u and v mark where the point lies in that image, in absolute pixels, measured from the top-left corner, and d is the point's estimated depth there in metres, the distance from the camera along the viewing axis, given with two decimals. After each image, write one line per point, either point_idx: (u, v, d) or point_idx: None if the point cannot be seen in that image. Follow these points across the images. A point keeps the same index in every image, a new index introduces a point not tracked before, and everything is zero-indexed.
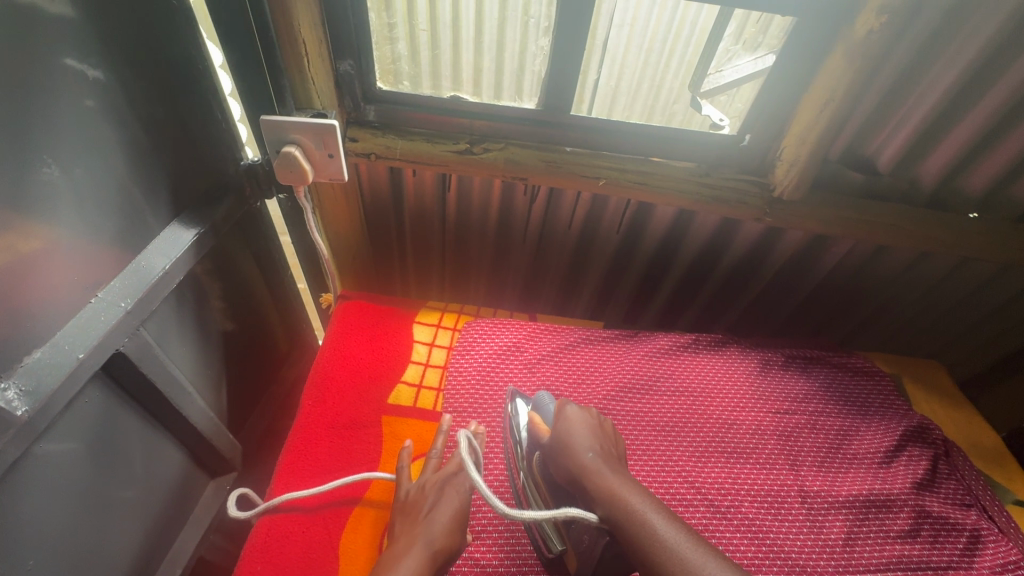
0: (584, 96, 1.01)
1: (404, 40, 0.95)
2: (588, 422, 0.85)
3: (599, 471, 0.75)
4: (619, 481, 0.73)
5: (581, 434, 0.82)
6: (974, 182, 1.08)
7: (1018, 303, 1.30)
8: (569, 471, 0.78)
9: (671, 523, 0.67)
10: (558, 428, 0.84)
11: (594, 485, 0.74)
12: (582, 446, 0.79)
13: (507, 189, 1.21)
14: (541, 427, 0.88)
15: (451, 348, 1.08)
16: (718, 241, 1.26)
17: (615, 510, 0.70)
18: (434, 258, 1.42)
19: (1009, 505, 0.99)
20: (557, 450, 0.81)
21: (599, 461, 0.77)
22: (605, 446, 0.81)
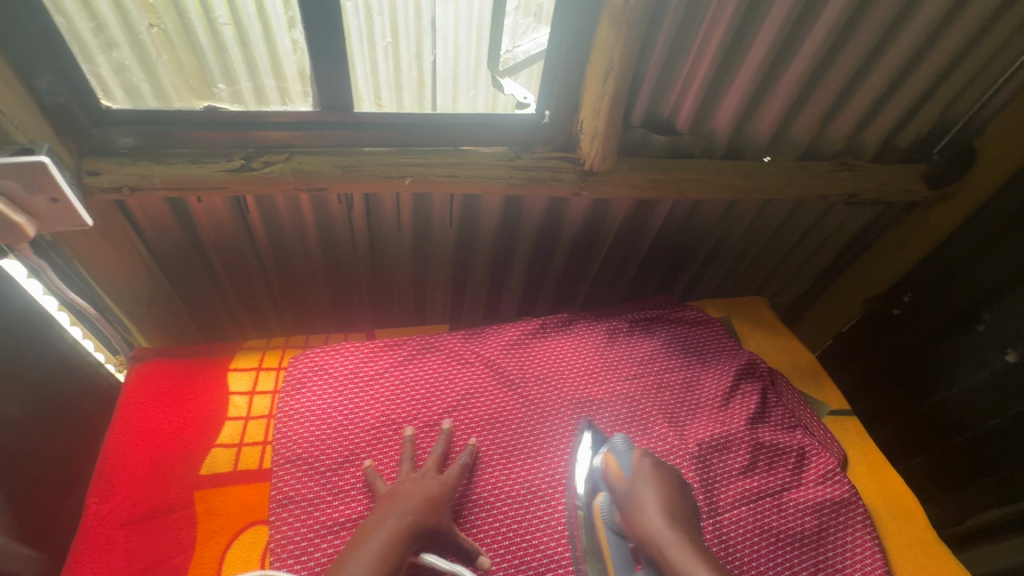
0: (424, 80, 0.92)
1: (120, 46, 0.78)
2: (663, 482, 0.85)
3: (677, 546, 0.77)
4: (702, 565, 0.74)
5: (653, 498, 0.82)
6: (759, 129, 1.17)
7: (819, 225, 1.48)
8: (644, 538, 0.80)
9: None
10: (634, 485, 0.84)
11: (671, 562, 0.75)
12: (659, 513, 0.80)
13: (317, 201, 1.09)
14: (617, 473, 0.88)
15: (277, 391, 0.96)
16: (552, 220, 1.26)
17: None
18: (260, 289, 1.26)
19: (826, 417, 1.10)
20: (632, 511, 0.82)
21: (674, 533, 0.78)
22: (681, 508, 0.82)
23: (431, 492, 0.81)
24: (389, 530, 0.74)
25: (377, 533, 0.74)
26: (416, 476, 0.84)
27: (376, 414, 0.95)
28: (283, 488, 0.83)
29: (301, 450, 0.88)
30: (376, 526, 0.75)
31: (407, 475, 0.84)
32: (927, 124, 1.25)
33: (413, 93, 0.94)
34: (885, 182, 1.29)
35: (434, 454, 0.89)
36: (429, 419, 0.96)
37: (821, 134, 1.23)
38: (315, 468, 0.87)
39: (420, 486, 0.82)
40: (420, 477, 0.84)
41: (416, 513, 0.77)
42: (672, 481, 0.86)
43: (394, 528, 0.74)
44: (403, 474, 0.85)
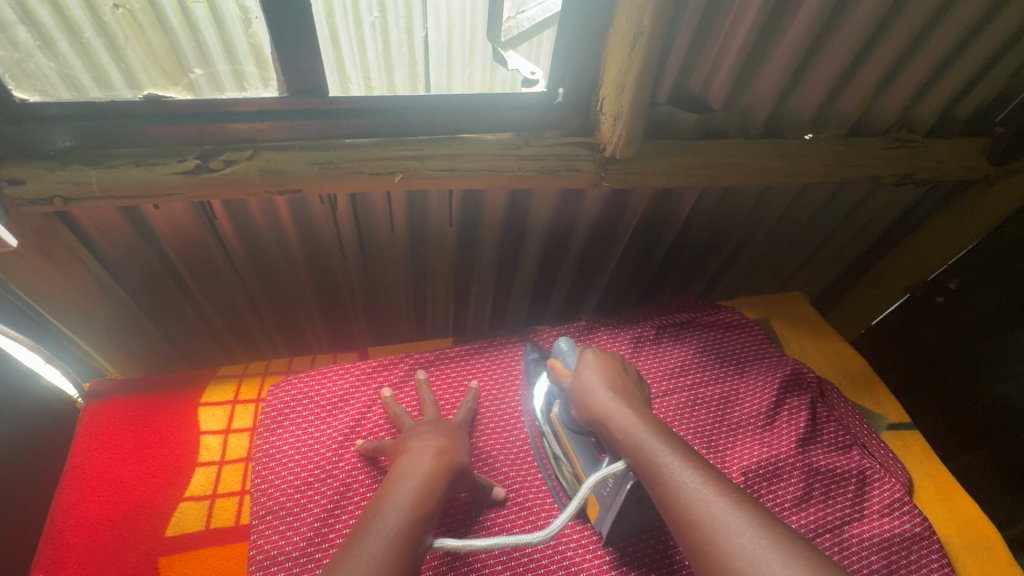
0: (416, 58, 0.84)
1: (46, 14, 0.62)
2: (608, 364, 0.79)
3: (621, 414, 0.70)
4: (647, 428, 0.68)
5: (597, 377, 0.76)
6: (804, 103, 1.01)
7: (860, 207, 1.33)
8: (592, 415, 0.73)
9: (693, 471, 0.61)
10: (577, 373, 0.78)
11: (614, 430, 0.69)
12: (602, 385, 0.75)
13: (297, 203, 0.94)
14: (562, 370, 0.82)
15: (255, 429, 0.83)
16: (565, 214, 1.11)
17: (636, 455, 0.65)
18: (240, 304, 1.12)
19: (885, 434, 0.97)
20: (575, 395, 0.76)
21: (621, 405, 0.72)
22: (624, 383, 0.76)
23: (451, 431, 0.78)
24: (424, 470, 0.67)
25: (415, 468, 0.67)
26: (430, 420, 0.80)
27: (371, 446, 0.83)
28: (263, 548, 0.71)
29: (285, 500, 0.76)
30: (411, 468, 0.67)
31: (413, 423, 0.80)
32: (994, 90, 1.09)
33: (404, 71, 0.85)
34: (943, 159, 1.14)
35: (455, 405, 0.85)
36: None
37: (873, 106, 1.06)
38: (302, 519, 0.74)
39: (433, 429, 0.77)
40: (434, 422, 0.80)
41: (444, 452, 0.71)
42: (613, 364, 0.80)
43: (430, 468, 0.68)
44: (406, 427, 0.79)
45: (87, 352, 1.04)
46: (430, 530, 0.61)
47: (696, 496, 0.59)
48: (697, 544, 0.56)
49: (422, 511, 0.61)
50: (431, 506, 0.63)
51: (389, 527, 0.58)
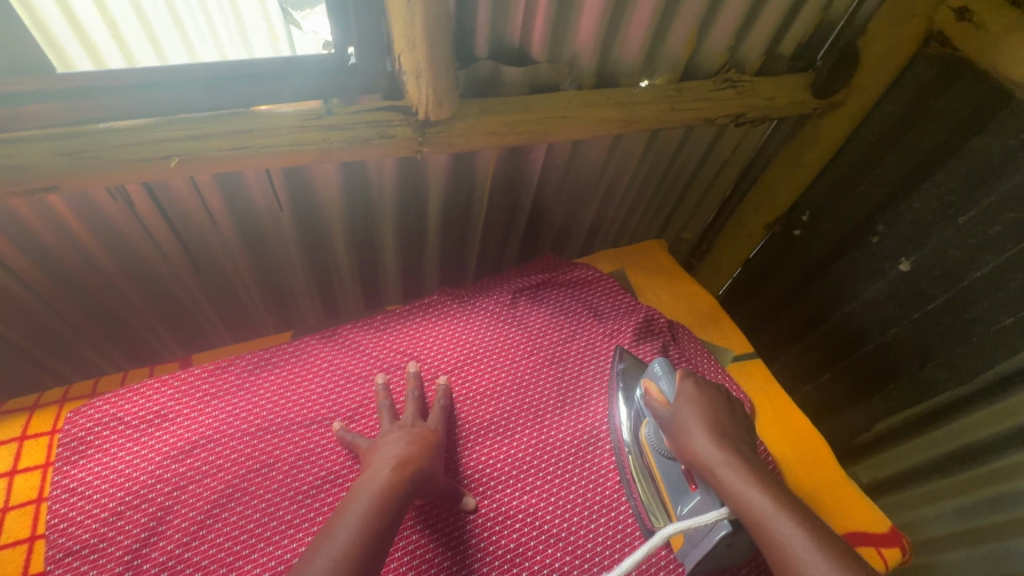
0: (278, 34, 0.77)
1: None
2: (709, 401, 0.73)
3: (732, 470, 0.66)
4: (765, 492, 0.63)
5: (697, 418, 0.71)
6: (628, 51, 1.00)
7: (712, 150, 1.36)
8: (694, 459, 0.69)
9: (819, 555, 0.57)
10: (676, 407, 0.73)
11: (724, 486, 0.65)
12: (707, 429, 0.69)
13: (83, 209, 0.82)
14: (658, 398, 0.77)
15: (49, 465, 0.74)
16: (412, 188, 1.04)
17: (754, 524, 0.62)
18: (52, 329, 0.98)
19: (729, 365, 1.01)
20: (676, 432, 0.72)
21: (730, 457, 0.67)
22: (728, 426, 0.71)
23: (424, 439, 0.76)
24: (382, 482, 0.66)
25: (373, 483, 0.66)
26: (403, 427, 0.78)
27: (194, 462, 0.75)
28: None
29: (87, 537, 0.68)
30: (369, 483, 0.66)
31: (387, 429, 0.77)
32: (809, 26, 1.13)
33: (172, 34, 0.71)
34: (771, 96, 1.17)
35: (411, 401, 0.83)
36: (270, 456, 0.77)
37: (699, 49, 1.07)
38: (111, 558, 0.67)
39: (404, 437, 0.75)
40: (407, 427, 0.77)
41: (405, 462, 0.70)
42: (710, 395, 0.74)
43: (386, 479, 0.66)
44: (387, 426, 0.78)
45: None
46: (386, 547, 0.60)
47: None
48: None
49: (374, 528, 0.60)
50: (385, 521, 0.62)
51: (336, 549, 0.57)
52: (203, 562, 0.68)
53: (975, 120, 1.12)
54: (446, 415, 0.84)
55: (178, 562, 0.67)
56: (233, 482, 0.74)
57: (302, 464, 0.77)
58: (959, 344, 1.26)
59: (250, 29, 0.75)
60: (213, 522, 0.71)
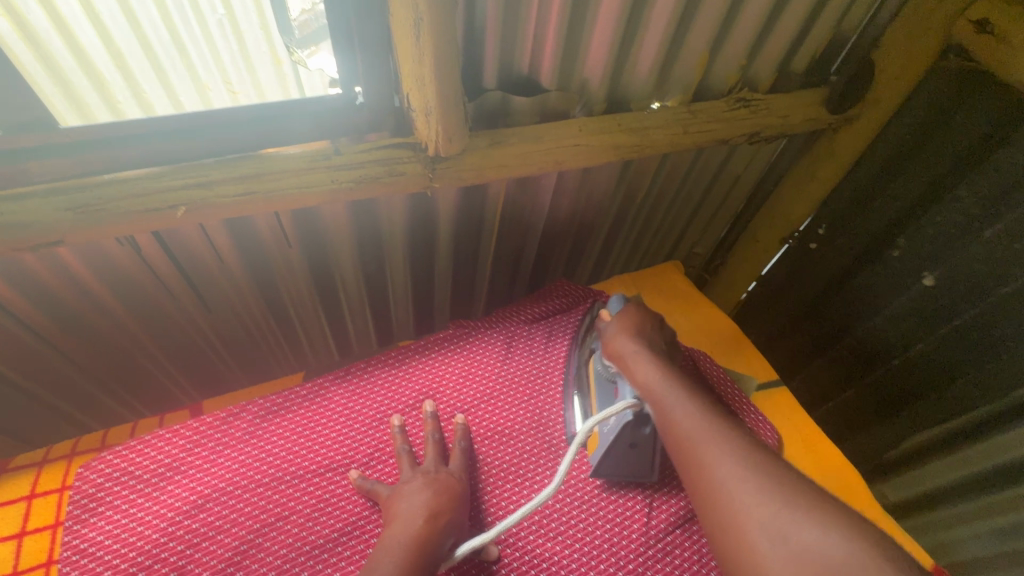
0: (280, 56, 0.73)
1: None
2: (638, 321, 0.85)
3: (638, 358, 0.77)
4: (664, 374, 0.74)
5: (623, 327, 0.84)
6: (639, 75, 0.98)
7: (725, 168, 1.34)
8: (613, 353, 0.81)
9: (695, 413, 0.67)
10: (611, 322, 0.86)
11: (631, 369, 0.77)
12: (627, 331, 0.82)
13: (90, 260, 0.80)
14: (604, 316, 0.89)
15: (58, 525, 0.72)
16: (423, 224, 1.02)
17: (648, 393, 0.73)
18: (63, 379, 0.96)
19: (755, 394, 0.98)
20: (609, 333, 0.85)
21: (641, 348, 0.79)
22: (649, 338, 0.83)
23: (448, 487, 0.73)
24: (413, 536, 0.64)
25: (401, 536, 0.64)
26: (427, 472, 0.75)
27: (207, 518, 0.72)
28: None
29: None
30: (400, 535, 0.64)
31: (408, 476, 0.74)
32: (822, 41, 1.11)
33: (188, 84, 0.70)
34: (786, 114, 1.14)
35: (431, 444, 0.80)
36: (286, 508, 0.74)
37: (711, 70, 1.05)
38: None
39: (427, 486, 0.72)
40: (429, 473, 0.74)
41: (434, 514, 0.67)
42: (643, 316, 0.86)
43: (415, 531, 0.64)
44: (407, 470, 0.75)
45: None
46: None
47: (690, 431, 0.65)
48: (682, 462, 0.64)
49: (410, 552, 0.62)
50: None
51: None
52: None
53: (999, 131, 1.09)
54: (465, 459, 0.81)
55: None
56: (247, 538, 0.72)
57: (319, 516, 0.74)
58: (990, 360, 1.22)
59: (257, 66, 0.73)
60: None
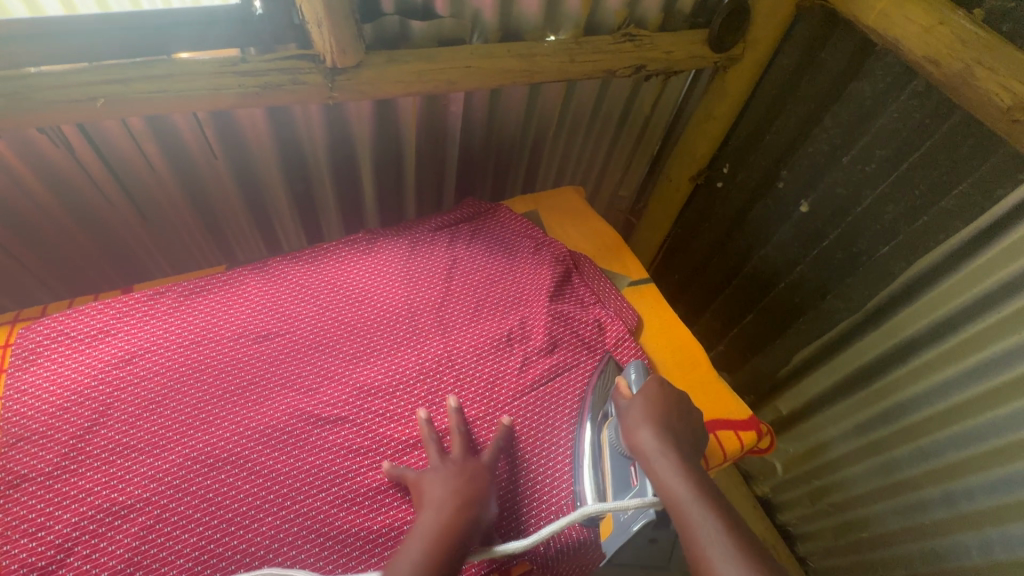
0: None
1: None
2: (664, 400, 0.82)
3: (664, 459, 0.75)
4: (690, 488, 0.71)
5: (645, 414, 0.80)
6: (527, 7, 1.09)
7: (632, 108, 1.48)
8: (634, 448, 0.78)
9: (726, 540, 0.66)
10: (633, 400, 0.83)
11: (656, 474, 0.74)
12: (649, 423, 0.79)
13: (23, 149, 0.92)
14: (623, 392, 0.87)
15: (2, 372, 0.84)
16: (338, 137, 1.15)
17: (672, 507, 0.70)
18: (8, 268, 1.08)
19: (625, 290, 1.13)
20: (629, 418, 0.82)
21: (666, 449, 0.76)
22: (672, 423, 0.80)
23: (473, 477, 0.79)
24: (442, 524, 0.71)
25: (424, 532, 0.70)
26: (456, 462, 0.81)
27: (133, 369, 0.85)
28: (13, 470, 0.75)
29: (37, 426, 0.79)
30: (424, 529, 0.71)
31: (438, 464, 0.80)
32: None
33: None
34: (669, 50, 1.28)
35: (457, 436, 0.85)
36: (205, 364, 0.88)
37: (598, 6, 1.18)
38: (58, 443, 0.78)
39: (454, 473, 0.79)
40: (454, 464, 0.80)
41: (464, 505, 0.74)
42: (672, 399, 0.83)
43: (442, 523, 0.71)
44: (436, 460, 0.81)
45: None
46: None
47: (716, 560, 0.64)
48: None
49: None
50: (444, 561, 0.68)
51: None
52: (139, 447, 0.79)
53: (852, 68, 1.23)
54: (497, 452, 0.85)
55: (117, 447, 0.78)
56: (167, 385, 0.85)
57: (233, 371, 0.88)
58: (850, 275, 1.40)
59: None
60: (149, 416, 0.82)
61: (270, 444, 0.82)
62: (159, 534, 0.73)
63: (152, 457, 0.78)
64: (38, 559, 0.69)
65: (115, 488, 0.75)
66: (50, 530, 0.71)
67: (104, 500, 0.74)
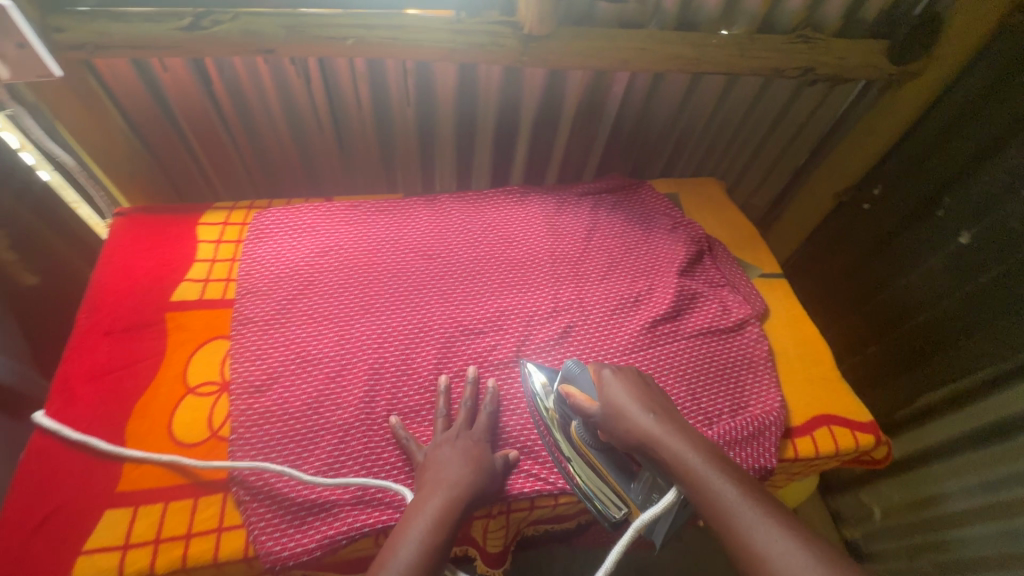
0: None
1: None
2: (633, 383, 0.84)
3: (665, 435, 0.76)
4: (699, 454, 0.73)
5: (627, 399, 0.81)
6: (709, 1, 1.16)
7: (790, 111, 1.47)
8: (631, 438, 0.78)
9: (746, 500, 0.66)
10: (604, 398, 0.83)
11: (662, 451, 0.75)
12: (637, 408, 0.79)
13: (277, 71, 1.16)
14: (584, 400, 0.85)
15: (240, 241, 1.07)
16: (509, 98, 1.29)
17: (688, 477, 0.71)
18: (238, 172, 1.36)
19: (755, 280, 1.15)
20: (610, 417, 0.81)
21: (662, 424, 0.77)
22: (654, 398, 0.82)
23: (469, 455, 0.82)
24: (440, 504, 0.74)
25: (427, 508, 0.73)
26: (449, 439, 0.84)
27: (330, 258, 1.05)
28: (241, 311, 0.96)
29: (260, 284, 1.00)
30: (424, 506, 0.74)
31: (440, 438, 0.85)
32: None
33: None
34: (844, 56, 1.27)
35: (465, 407, 0.89)
36: (381, 268, 1.05)
37: (778, 5, 1.21)
38: (272, 301, 0.98)
39: (455, 450, 0.82)
40: (453, 440, 0.84)
41: (459, 482, 0.77)
42: (644, 383, 0.85)
43: (442, 502, 0.74)
44: (440, 435, 0.85)
45: (93, 187, 1.22)
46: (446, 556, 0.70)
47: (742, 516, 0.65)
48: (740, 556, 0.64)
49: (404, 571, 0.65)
50: (446, 535, 0.72)
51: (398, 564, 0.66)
52: (329, 317, 0.97)
53: None
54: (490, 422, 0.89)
55: (313, 314, 0.98)
56: (353, 276, 1.03)
57: (402, 277, 1.04)
58: None
59: None
60: (338, 296, 1.00)
61: (425, 339, 0.97)
62: (337, 385, 0.90)
63: (337, 327, 0.96)
64: (253, 379, 0.89)
65: (310, 344, 0.94)
66: (263, 361, 0.91)
67: (302, 350, 0.93)
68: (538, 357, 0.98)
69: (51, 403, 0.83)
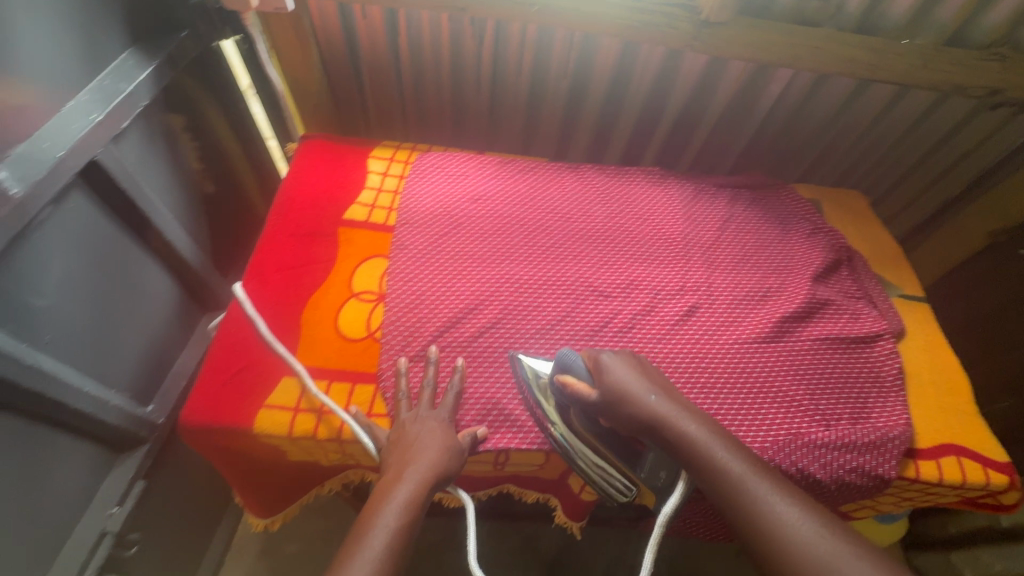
0: None
1: None
2: (633, 369, 0.83)
3: (672, 416, 0.77)
4: (705, 428, 0.75)
5: (633, 383, 0.80)
6: (898, 6, 1.11)
7: (957, 134, 1.38)
8: (635, 421, 0.79)
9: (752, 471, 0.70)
10: (605, 387, 0.82)
11: (670, 433, 0.76)
12: (641, 391, 0.79)
13: (456, 29, 1.26)
14: (584, 388, 0.84)
15: (403, 177, 1.19)
16: (662, 81, 1.32)
17: (693, 451, 0.73)
18: (396, 119, 1.49)
19: (894, 297, 1.12)
20: (614, 400, 0.80)
21: (669, 406, 0.78)
22: (656, 381, 0.82)
23: (438, 438, 0.82)
24: (411, 489, 0.75)
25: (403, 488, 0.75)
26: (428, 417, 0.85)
27: (478, 205, 1.14)
28: (399, 236, 1.07)
29: (417, 216, 1.11)
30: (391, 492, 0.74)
31: (426, 413, 0.85)
32: None
33: None
34: None
35: (428, 389, 0.88)
36: (522, 221, 1.13)
37: (973, 20, 1.14)
38: (425, 232, 1.09)
39: (435, 430, 0.83)
40: (425, 420, 0.84)
41: (434, 464, 0.78)
42: (643, 366, 0.85)
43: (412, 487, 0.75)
44: (419, 412, 0.86)
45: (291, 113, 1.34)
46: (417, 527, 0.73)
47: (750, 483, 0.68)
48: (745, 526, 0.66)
49: (394, 554, 0.68)
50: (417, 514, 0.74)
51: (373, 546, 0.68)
52: (474, 255, 1.06)
53: None
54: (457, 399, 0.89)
55: (459, 250, 1.07)
56: (497, 224, 1.11)
57: (541, 233, 1.11)
58: None
59: None
60: (482, 238, 1.09)
61: (556, 291, 1.03)
62: (473, 316, 0.99)
63: (479, 265, 1.05)
64: (404, 296, 0.99)
65: (454, 275, 1.03)
66: (413, 282, 1.01)
67: (447, 279, 1.02)
68: (659, 327, 1.01)
69: (247, 283, 0.98)
